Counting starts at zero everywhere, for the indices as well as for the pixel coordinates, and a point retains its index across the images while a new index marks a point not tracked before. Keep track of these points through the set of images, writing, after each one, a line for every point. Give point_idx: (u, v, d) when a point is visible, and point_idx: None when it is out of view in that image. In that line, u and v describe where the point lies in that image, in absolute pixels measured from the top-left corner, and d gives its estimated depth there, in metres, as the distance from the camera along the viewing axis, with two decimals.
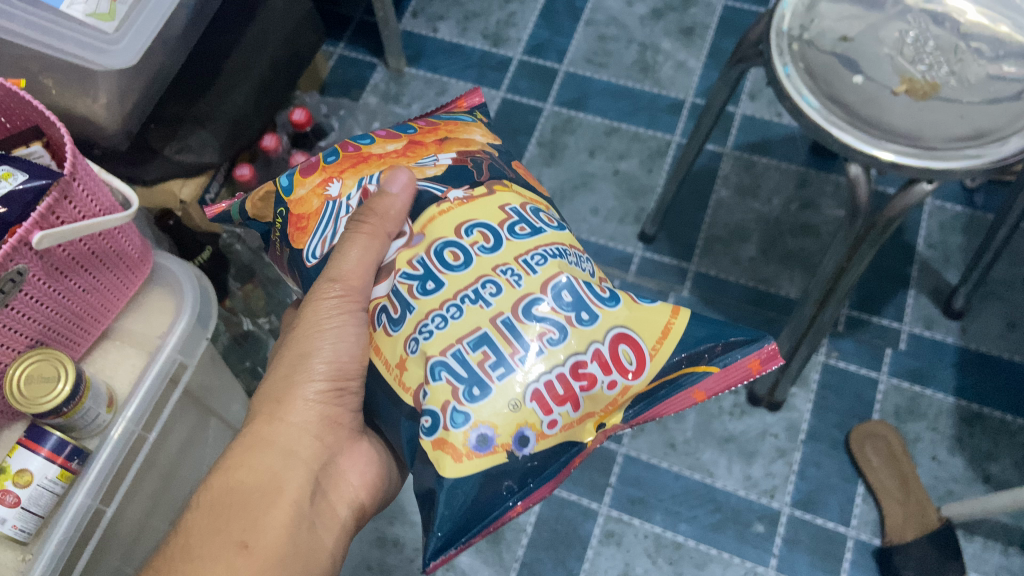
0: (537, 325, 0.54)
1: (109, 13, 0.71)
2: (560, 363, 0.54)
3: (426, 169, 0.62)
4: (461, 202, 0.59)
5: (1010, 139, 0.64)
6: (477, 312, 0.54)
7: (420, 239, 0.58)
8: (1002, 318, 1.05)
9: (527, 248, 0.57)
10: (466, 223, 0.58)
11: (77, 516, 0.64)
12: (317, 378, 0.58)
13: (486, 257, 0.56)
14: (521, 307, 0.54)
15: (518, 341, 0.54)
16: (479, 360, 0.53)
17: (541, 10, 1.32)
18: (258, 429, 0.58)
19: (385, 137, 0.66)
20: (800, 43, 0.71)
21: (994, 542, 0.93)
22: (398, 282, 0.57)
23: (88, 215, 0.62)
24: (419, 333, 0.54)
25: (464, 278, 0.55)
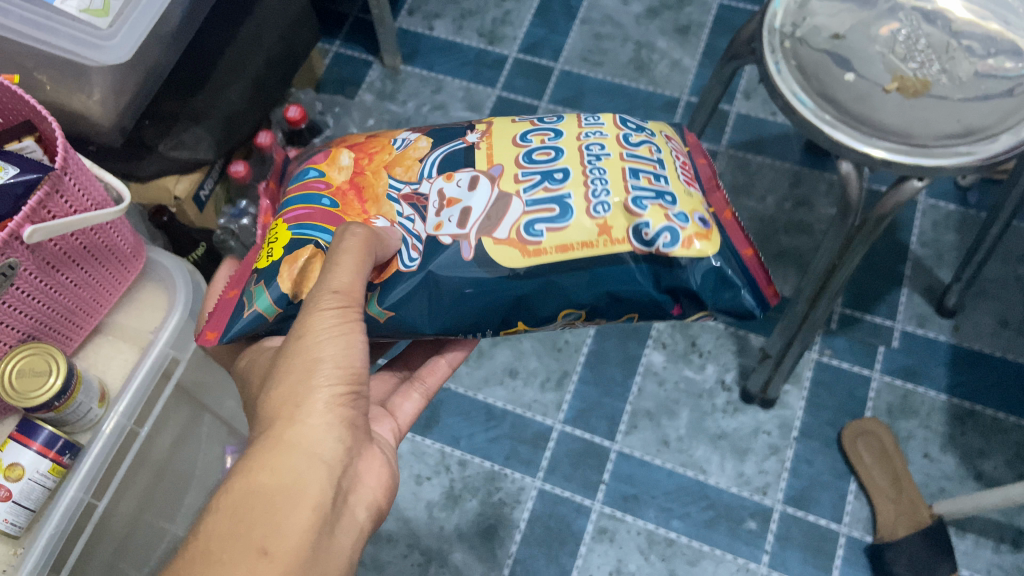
0: (642, 146, 0.60)
1: (103, 9, 0.71)
2: (672, 162, 0.61)
3: (421, 151, 0.62)
4: (484, 128, 0.62)
5: (1000, 136, 0.65)
6: (608, 164, 0.58)
7: (503, 167, 0.59)
8: (995, 316, 1.06)
9: (580, 123, 0.62)
10: (517, 137, 0.61)
11: (69, 509, 0.64)
12: (331, 382, 0.51)
13: (570, 145, 0.60)
14: (623, 144, 0.60)
15: (650, 160, 0.59)
16: (647, 182, 0.58)
17: (536, 8, 1.33)
18: (278, 431, 0.50)
19: (325, 162, 0.63)
20: (792, 41, 0.72)
21: (985, 539, 0.93)
22: (527, 199, 0.57)
23: (79, 209, 0.62)
24: (596, 201, 0.56)
25: (573, 159, 0.59)
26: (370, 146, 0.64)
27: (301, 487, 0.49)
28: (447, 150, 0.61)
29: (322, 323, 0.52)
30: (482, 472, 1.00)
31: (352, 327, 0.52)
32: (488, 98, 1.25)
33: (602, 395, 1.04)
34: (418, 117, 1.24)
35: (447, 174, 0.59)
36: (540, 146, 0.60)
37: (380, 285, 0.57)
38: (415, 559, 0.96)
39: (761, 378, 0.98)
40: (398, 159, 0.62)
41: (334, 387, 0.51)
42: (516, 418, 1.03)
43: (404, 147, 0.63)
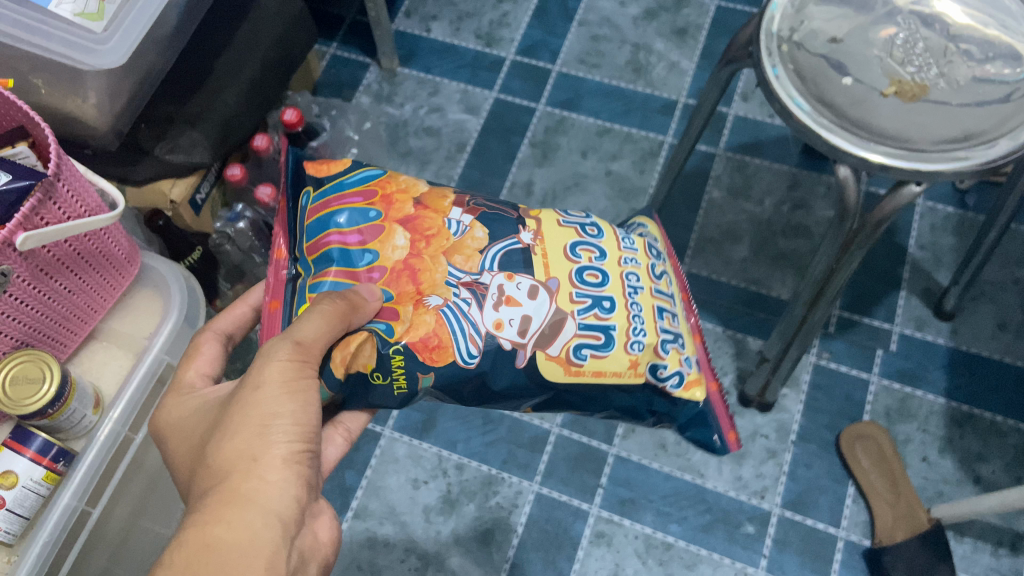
0: (661, 281, 0.68)
1: (97, 13, 0.71)
2: (675, 292, 0.70)
3: (482, 243, 0.62)
4: (538, 232, 0.64)
5: (999, 141, 0.64)
6: (643, 301, 0.64)
7: (559, 282, 0.62)
8: (993, 319, 1.05)
9: (613, 240, 0.67)
10: (567, 249, 0.64)
11: (63, 516, 0.64)
12: (286, 439, 0.50)
13: (614, 269, 0.64)
14: (650, 276, 0.67)
15: (669, 299, 0.67)
16: (668, 323, 0.65)
17: (534, 10, 1.32)
18: (234, 486, 0.48)
19: (376, 232, 0.61)
20: (790, 45, 0.71)
21: (984, 543, 0.93)
22: (579, 322, 0.61)
23: (73, 216, 0.62)
24: (635, 335, 0.62)
25: (617, 287, 0.63)
26: (420, 221, 0.62)
27: (256, 545, 0.46)
28: (502, 247, 0.62)
29: (273, 382, 0.51)
30: (479, 476, 1.00)
31: (304, 387, 0.52)
32: (486, 101, 1.25)
33: None
34: (415, 120, 1.24)
35: (508, 276, 0.61)
36: (592, 263, 0.64)
37: (435, 370, 0.58)
38: (412, 564, 0.95)
39: (759, 381, 0.97)
40: (458, 245, 0.61)
41: (292, 443, 0.50)
42: (513, 422, 1.03)
43: (464, 235, 0.62)
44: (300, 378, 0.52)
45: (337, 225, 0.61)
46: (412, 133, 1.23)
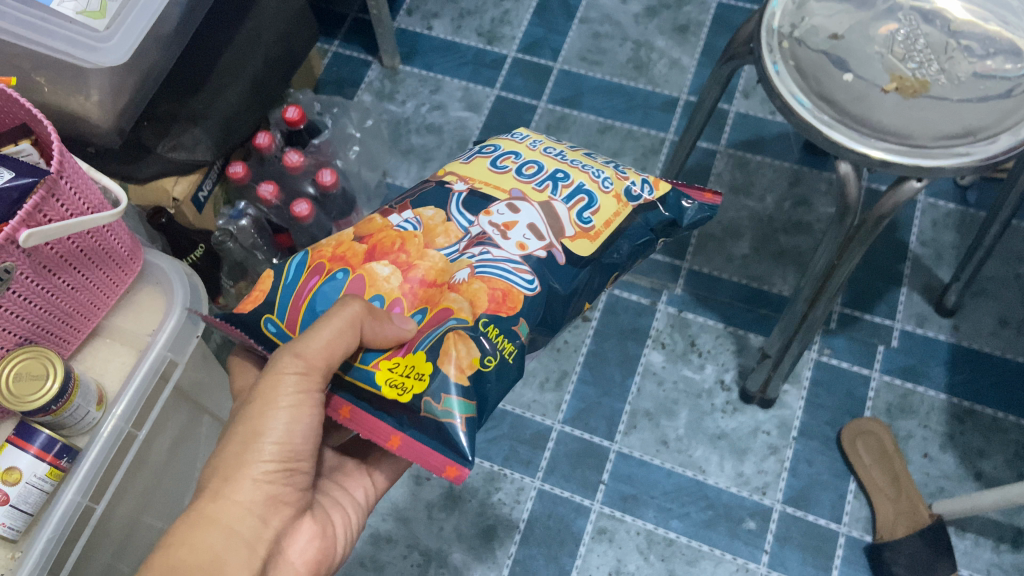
0: (572, 148, 0.74)
1: (100, 12, 0.71)
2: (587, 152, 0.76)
3: (434, 212, 0.66)
4: (460, 176, 0.69)
5: (1000, 136, 0.64)
6: (573, 157, 0.71)
7: (519, 189, 0.67)
8: (994, 315, 1.05)
9: (513, 143, 0.72)
10: (490, 168, 0.69)
11: (66, 513, 0.64)
12: (266, 460, 0.54)
13: (532, 150, 0.71)
14: (562, 146, 0.73)
15: (587, 154, 0.73)
16: (611, 165, 0.72)
17: (535, 7, 1.32)
18: (202, 506, 0.53)
19: (364, 282, 0.62)
20: (790, 41, 0.71)
21: (985, 539, 0.93)
22: (559, 199, 0.66)
23: (75, 213, 0.62)
24: (602, 181, 0.68)
25: (549, 162, 0.70)
26: (382, 236, 0.65)
27: (219, 565, 0.51)
28: (454, 202, 0.66)
29: (277, 396, 0.54)
30: (481, 473, 1.00)
31: (302, 404, 0.54)
32: (487, 98, 1.25)
33: (601, 395, 1.04)
34: (417, 117, 1.24)
35: (484, 211, 0.65)
36: (523, 161, 0.70)
37: (521, 316, 0.60)
38: (414, 560, 0.96)
39: (761, 378, 0.97)
40: (428, 228, 0.65)
41: (266, 464, 0.54)
42: (515, 418, 1.03)
43: (420, 222, 0.65)
44: (303, 393, 0.54)
45: (318, 305, 0.62)
46: (414, 130, 1.23)
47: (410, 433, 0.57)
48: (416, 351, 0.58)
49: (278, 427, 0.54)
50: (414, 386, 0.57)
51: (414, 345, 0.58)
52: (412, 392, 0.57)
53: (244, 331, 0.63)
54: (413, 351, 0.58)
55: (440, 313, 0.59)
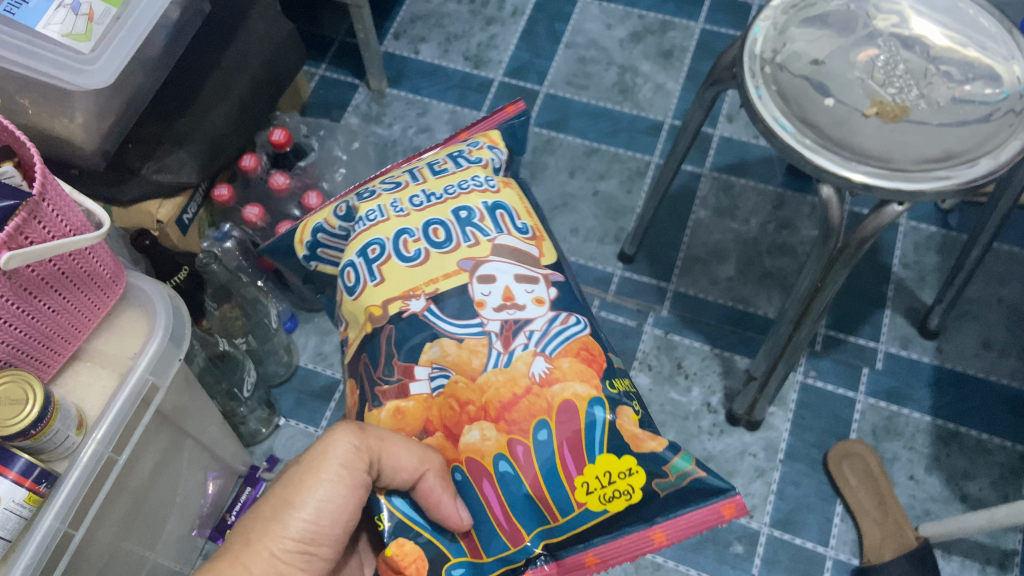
0: (398, 184, 0.76)
1: (85, 34, 0.71)
2: (393, 175, 0.79)
3: (444, 341, 0.66)
4: (404, 295, 0.68)
5: (979, 160, 0.65)
6: (434, 187, 0.75)
7: (464, 259, 0.69)
8: (977, 337, 1.06)
9: (382, 226, 0.72)
10: (410, 263, 0.69)
11: (45, 539, 0.63)
12: (290, 533, 0.54)
13: (405, 218, 0.72)
14: (409, 192, 0.75)
15: (422, 180, 0.76)
16: (445, 167, 0.78)
17: (521, 32, 1.34)
18: (218, 568, 0.52)
19: (481, 464, 0.62)
20: (772, 66, 0.72)
21: (971, 562, 0.93)
22: (495, 231, 0.72)
23: (57, 235, 0.62)
24: (481, 180, 0.76)
25: (430, 210, 0.73)
26: (439, 413, 0.65)
27: None
28: (433, 321, 0.67)
29: (322, 467, 0.55)
30: None
31: (341, 484, 0.55)
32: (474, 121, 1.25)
33: None
34: (404, 140, 1.24)
35: (478, 307, 0.67)
36: (420, 236, 0.71)
37: (609, 368, 0.67)
38: None
39: (747, 400, 0.98)
40: (458, 363, 0.65)
41: (292, 541, 0.54)
42: None
43: (446, 364, 0.66)
44: (344, 475, 0.55)
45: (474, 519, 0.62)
46: (400, 153, 1.23)
47: (667, 522, 0.65)
48: (595, 460, 0.63)
49: (313, 501, 0.55)
50: (627, 488, 0.63)
51: (587, 457, 0.63)
52: (636, 489, 0.64)
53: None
54: (590, 465, 0.63)
55: (566, 409, 0.63)
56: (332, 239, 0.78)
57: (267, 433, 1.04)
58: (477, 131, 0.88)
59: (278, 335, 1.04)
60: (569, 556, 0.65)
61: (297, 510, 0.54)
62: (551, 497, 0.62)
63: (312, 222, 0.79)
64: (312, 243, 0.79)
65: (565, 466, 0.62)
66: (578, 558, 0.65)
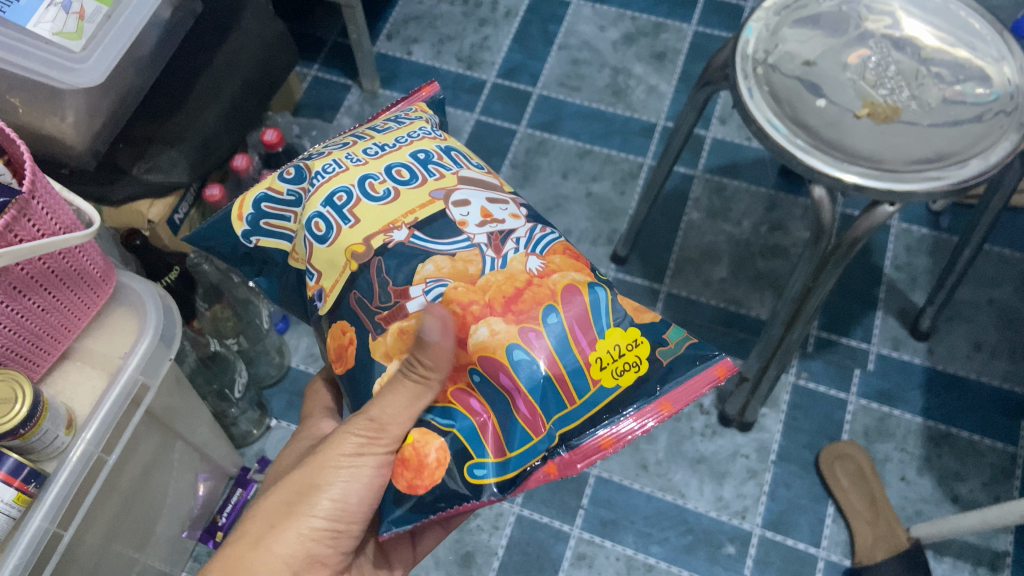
0: (336, 143, 0.67)
1: (76, 32, 0.70)
2: (324, 144, 0.68)
3: (437, 258, 0.59)
4: (384, 229, 0.60)
5: (970, 161, 0.65)
6: (382, 138, 0.66)
7: (436, 190, 0.62)
8: (968, 338, 1.07)
9: (339, 175, 0.62)
10: (382, 202, 0.61)
11: (34, 540, 0.63)
12: (315, 515, 0.54)
13: (364, 165, 0.63)
14: (356, 147, 0.65)
15: (363, 136, 0.67)
16: (386, 126, 0.69)
17: (514, 33, 1.34)
18: (242, 552, 0.53)
19: (494, 359, 0.56)
20: (764, 67, 0.72)
21: (963, 563, 0.94)
22: (458, 166, 0.65)
23: (46, 232, 0.61)
24: (425, 130, 0.68)
25: (387, 155, 0.64)
26: None
27: None
28: (424, 245, 0.60)
29: (343, 451, 0.54)
30: None
31: (364, 466, 0.55)
32: (467, 122, 1.25)
33: None
34: None
35: (461, 226, 0.61)
36: (386, 177, 0.62)
37: (594, 269, 0.64)
38: None
39: (739, 401, 0.98)
40: (455, 273, 0.58)
41: (318, 522, 0.54)
42: None
43: (443, 275, 0.58)
44: (363, 455, 0.54)
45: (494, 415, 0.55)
46: None
47: (676, 384, 0.60)
48: (604, 334, 0.59)
49: (336, 484, 0.54)
50: (637, 359, 0.59)
51: (595, 333, 0.58)
52: (644, 359, 0.60)
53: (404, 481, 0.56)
54: (602, 339, 0.58)
55: (567, 292, 0.59)
56: (278, 207, 0.65)
57: (258, 434, 1.03)
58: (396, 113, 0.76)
59: (269, 336, 1.04)
60: (587, 442, 0.59)
61: (324, 492, 0.54)
62: (569, 377, 0.57)
63: (251, 193, 0.65)
64: (255, 211, 0.64)
65: (579, 344, 0.58)
66: (597, 444, 0.59)
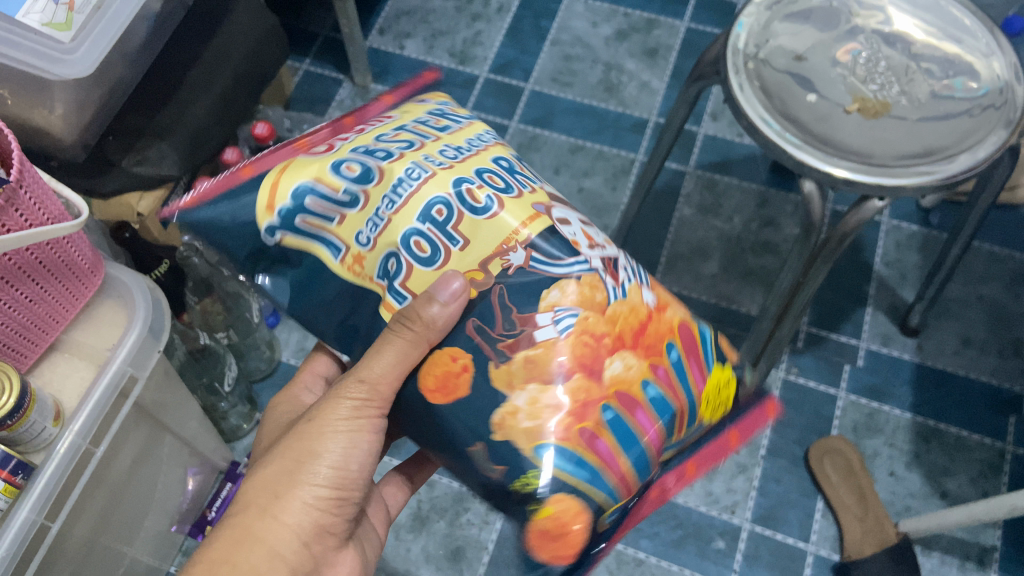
0: (382, 144, 0.56)
1: (65, 23, 0.70)
2: (359, 142, 0.56)
3: (564, 283, 0.52)
4: (500, 249, 0.52)
5: (959, 156, 0.65)
6: (451, 143, 0.57)
7: (539, 208, 0.54)
8: (958, 335, 1.07)
9: (433, 186, 0.52)
10: (487, 215, 0.52)
11: (20, 531, 0.63)
12: (318, 483, 0.53)
13: (450, 168, 0.54)
14: (428, 152, 0.55)
15: (427, 138, 0.57)
16: (438, 123, 0.59)
17: (507, 28, 1.33)
18: (248, 522, 0.52)
19: (630, 394, 0.52)
20: (755, 61, 0.72)
21: (951, 557, 0.94)
22: (538, 181, 0.58)
23: (34, 223, 0.61)
24: (487, 136, 0.60)
25: (468, 165, 0.55)
26: (570, 350, 0.51)
27: None
28: (545, 268, 0.52)
29: (339, 416, 0.54)
30: (450, 493, 0.99)
31: (362, 430, 0.54)
32: None
33: None
34: None
35: (575, 246, 0.54)
36: (481, 182, 0.54)
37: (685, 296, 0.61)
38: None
39: None
40: (585, 301, 0.52)
41: (321, 490, 0.54)
42: None
43: (573, 303, 0.52)
44: (360, 419, 0.54)
45: (628, 448, 0.51)
46: None
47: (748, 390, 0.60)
48: (710, 371, 0.56)
49: (335, 449, 0.54)
50: (724, 397, 0.57)
51: (704, 371, 0.55)
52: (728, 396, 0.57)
53: (544, 553, 0.51)
54: (708, 377, 0.56)
55: (681, 331, 0.56)
56: (325, 206, 0.53)
57: (248, 428, 1.03)
58: (399, 97, 0.68)
59: (258, 330, 1.04)
60: (674, 469, 0.56)
61: (324, 459, 0.54)
62: (687, 407, 0.53)
63: (288, 184, 0.53)
64: (293, 206, 0.53)
65: (693, 381, 0.54)
66: (681, 469, 0.56)
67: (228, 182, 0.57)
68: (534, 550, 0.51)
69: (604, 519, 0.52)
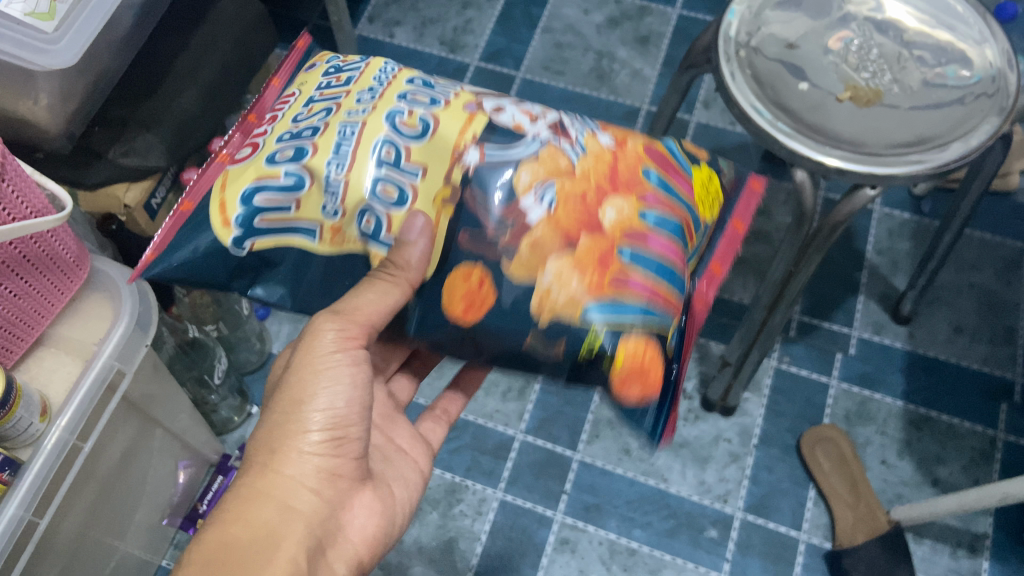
0: (305, 120, 0.57)
1: (48, 13, 0.69)
2: (281, 125, 0.58)
3: (527, 164, 0.55)
4: (454, 160, 0.55)
5: (951, 144, 0.65)
6: (367, 85, 0.59)
7: (469, 111, 0.57)
8: (949, 323, 1.07)
9: (367, 133, 0.54)
10: (427, 138, 0.55)
11: (11, 525, 0.62)
12: (313, 428, 0.53)
13: (375, 110, 0.56)
14: (347, 105, 0.57)
15: (337, 93, 0.59)
16: (338, 78, 0.61)
17: (498, 16, 1.32)
18: (253, 478, 0.52)
19: (636, 228, 0.54)
20: (747, 50, 0.71)
21: (942, 545, 0.94)
22: (455, 90, 0.60)
23: (17, 217, 0.60)
24: (389, 65, 0.62)
25: (389, 96, 0.57)
26: (563, 218, 0.53)
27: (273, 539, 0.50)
28: (502, 156, 0.55)
29: (316, 355, 0.53)
30: (443, 484, 0.98)
31: (342, 364, 0.53)
32: None
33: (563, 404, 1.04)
34: None
35: (519, 129, 0.57)
36: (409, 109, 0.56)
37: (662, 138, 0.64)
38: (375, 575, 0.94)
39: (721, 386, 0.98)
40: (551, 171, 0.55)
41: (318, 435, 0.53)
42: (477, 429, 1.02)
43: (541, 177, 0.54)
44: (341, 352, 0.53)
45: (662, 277, 0.54)
46: None
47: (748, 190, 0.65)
48: (690, 173, 0.61)
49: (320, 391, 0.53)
50: (714, 191, 0.62)
51: (684, 175, 0.60)
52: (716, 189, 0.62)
53: (637, 395, 0.53)
54: (691, 178, 0.60)
55: (648, 154, 0.59)
56: (275, 196, 0.54)
57: (239, 421, 1.02)
58: (287, 76, 0.67)
59: (249, 322, 1.04)
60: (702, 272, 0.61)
61: (310, 404, 0.53)
62: (689, 216, 0.57)
63: (236, 190, 0.54)
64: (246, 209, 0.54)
65: (680, 185, 0.58)
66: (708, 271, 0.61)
67: (175, 225, 0.56)
68: (625, 396, 0.53)
69: (669, 343, 0.54)
